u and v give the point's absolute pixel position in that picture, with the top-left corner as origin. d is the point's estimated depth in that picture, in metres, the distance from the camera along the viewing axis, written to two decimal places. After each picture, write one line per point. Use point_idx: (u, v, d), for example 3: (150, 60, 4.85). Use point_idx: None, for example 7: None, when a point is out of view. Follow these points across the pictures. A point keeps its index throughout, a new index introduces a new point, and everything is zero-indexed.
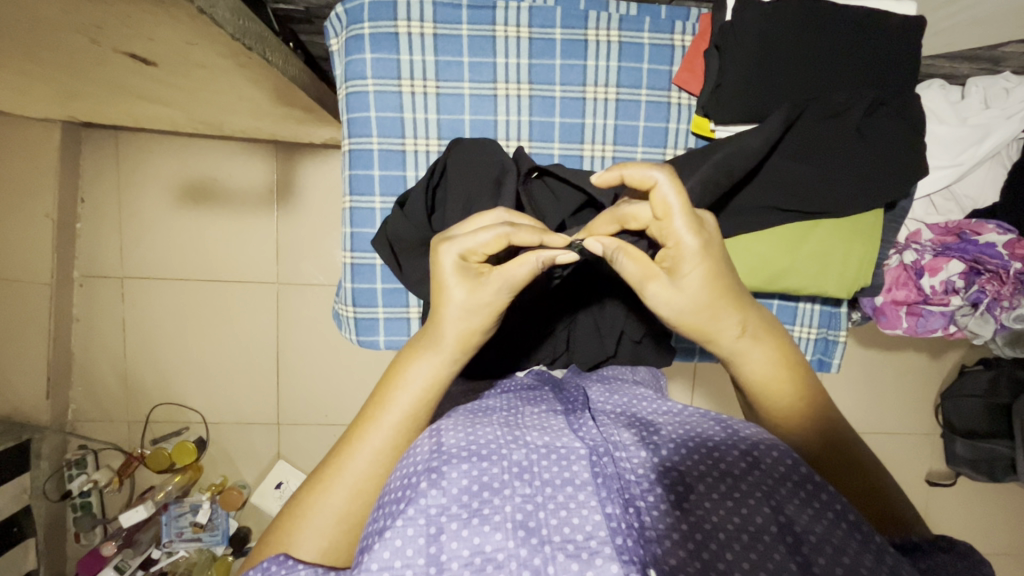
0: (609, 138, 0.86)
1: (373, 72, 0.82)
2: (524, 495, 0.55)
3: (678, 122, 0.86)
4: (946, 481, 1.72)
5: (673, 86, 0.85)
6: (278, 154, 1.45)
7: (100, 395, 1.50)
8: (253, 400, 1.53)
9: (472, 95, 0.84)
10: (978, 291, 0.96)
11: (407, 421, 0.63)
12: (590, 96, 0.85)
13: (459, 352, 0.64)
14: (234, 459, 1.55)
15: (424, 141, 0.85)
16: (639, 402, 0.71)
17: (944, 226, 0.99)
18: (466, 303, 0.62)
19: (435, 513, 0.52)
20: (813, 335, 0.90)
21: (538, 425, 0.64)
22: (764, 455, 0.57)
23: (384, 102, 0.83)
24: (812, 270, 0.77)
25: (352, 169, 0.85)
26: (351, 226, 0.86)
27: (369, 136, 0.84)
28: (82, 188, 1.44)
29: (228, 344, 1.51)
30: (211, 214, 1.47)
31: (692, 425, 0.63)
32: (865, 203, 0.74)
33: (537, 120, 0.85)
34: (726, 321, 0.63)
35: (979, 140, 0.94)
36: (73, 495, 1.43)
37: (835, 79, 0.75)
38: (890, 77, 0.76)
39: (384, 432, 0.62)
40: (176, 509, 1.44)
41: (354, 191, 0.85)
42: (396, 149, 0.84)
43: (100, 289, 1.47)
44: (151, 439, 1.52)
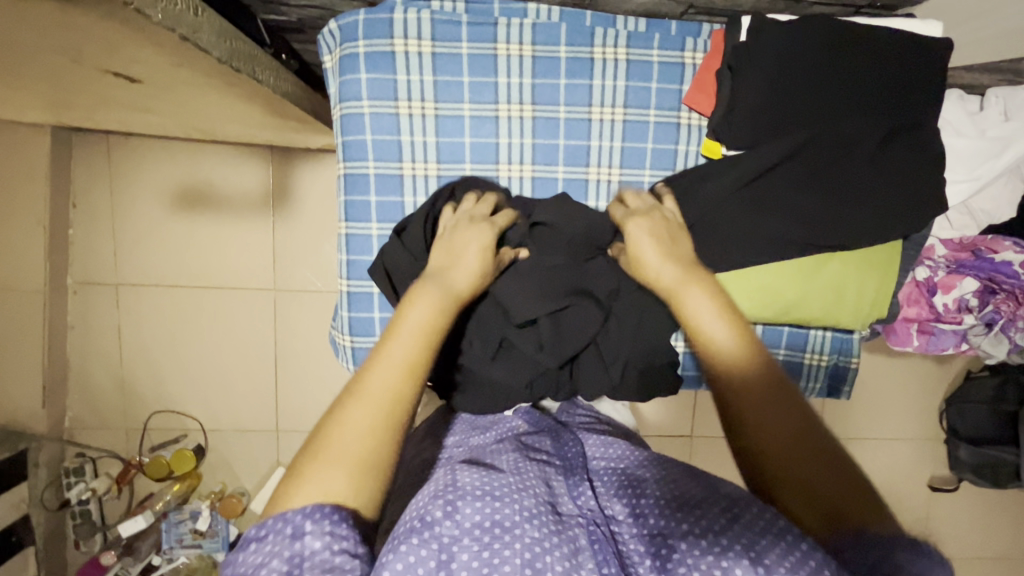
0: (615, 161, 0.83)
1: (369, 93, 0.78)
2: (535, 538, 0.54)
3: (688, 144, 0.82)
4: (949, 486, 1.71)
5: (683, 106, 0.82)
6: (274, 159, 1.41)
7: (98, 402, 1.49)
8: (252, 406, 1.52)
9: (472, 117, 0.81)
10: (992, 311, 0.93)
11: (432, 332, 0.58)
12: (596, 117, 0.82)
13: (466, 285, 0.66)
14: (233, 465, 1.54)
15: (423, 165, 0.81)
16: (638, 455, 0.71)
17: (959, 242, 0.97)
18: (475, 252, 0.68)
19: (447, 542, 0.52)
20: (823, 361, 0.88)
21: (544, 475, 0.64)
22: (743, 510, 0.56)
23: (380, 124, 0.80)
24: (826, 299, 0.76)
25: (348, 194, 0.82)
26: (347, 253, 0.83)
27: (365, 160, 0.81)
28: (74, 193, 1.40)
29: (227, 351, 1.50)
30: (207, 219, 1.43)
31: (675, 486, 0.63)
32: (878, 236, 0.73)
33: (541, 142, 0.82)
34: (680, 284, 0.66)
35: (998, 152, 0.91)
36: (72, 503, 1.42)
37: (852, 105, 0.72)
38: (913, 104, 0.72)
39: (403, 346, 0.56)
40: (176, 515, 1.45)
41: (350, 218, 0.82)
42: (393, 173, 0.81)
43: (95, 296, 1.44)
44: (149, 446, 1.50)
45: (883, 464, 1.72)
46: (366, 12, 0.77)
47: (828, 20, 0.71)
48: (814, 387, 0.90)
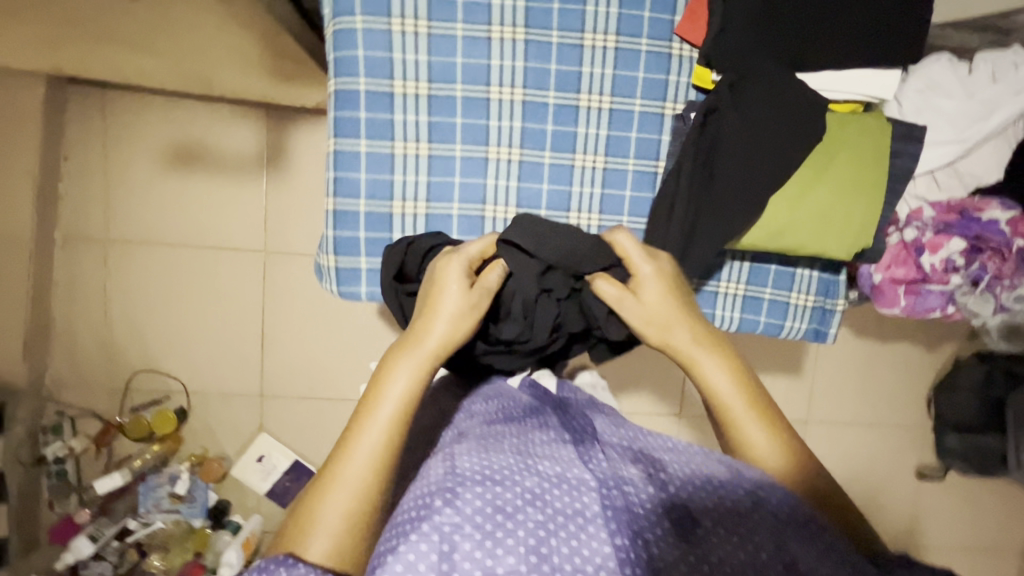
0: (607, 88, 0.85)
1: (362, 8, 0.79)
2: (537, 521, 0.54)
3: (679, 74, 0.86)
4: (936, 475, 1.71)
5: (675, 37, 0.86)
6: (270, 118, 1.41)
7: (80, 361, 1.46)
8: (237, 370, 1.50)
9: (465, 37, 0.82)
10: (978, 269, 0.95)
11: (411, 396, 0.65)
12: (588, 43, 0.84)
13: (440, 350, 0.69)
14: (216, 430, 1.51)
15: (414, 83, 0.82)
16: (644, 438, 0.73)
17: (946, 204, 0.97)
18: (455, 302, 0.72)
19: (449, 530, 0.52)
20: (809, 302, 0.91)
21: (549, 455, 0.65)
22: (766, 497, 0.61)
23: (372, 40, 0.80)
24: (815, 225, 0.79)
25: (338, 110, 0.82)
26: (335, 170, 0.83)
27: (356, 75, 0.81)
28: (65, 146, 1.39)
29: (213, 312, 1.48)
30: (200, 176, 1.43)
31: (698, 466, 0.65)
32: (843, 160, 0.79)
33: (533, 66, 0.84)
34: (678, 330, 0.74)
35: (987, 116, 0.93)
36: (48, 461, 1.39)
37: (828, 35, 0.79)
38: (885, 30, 0.80)
39: (380, 428, 0.62)
40: (154, 479, 1.44)
41: (339, 134, 0.82)
42: (383, 92, 0.82)
43: (82, 251, 1.43)
44: (130, 407, 1.48)
45: (871, 451, 1.71)
46: None
47: None
48: (799, 330, 0.93)
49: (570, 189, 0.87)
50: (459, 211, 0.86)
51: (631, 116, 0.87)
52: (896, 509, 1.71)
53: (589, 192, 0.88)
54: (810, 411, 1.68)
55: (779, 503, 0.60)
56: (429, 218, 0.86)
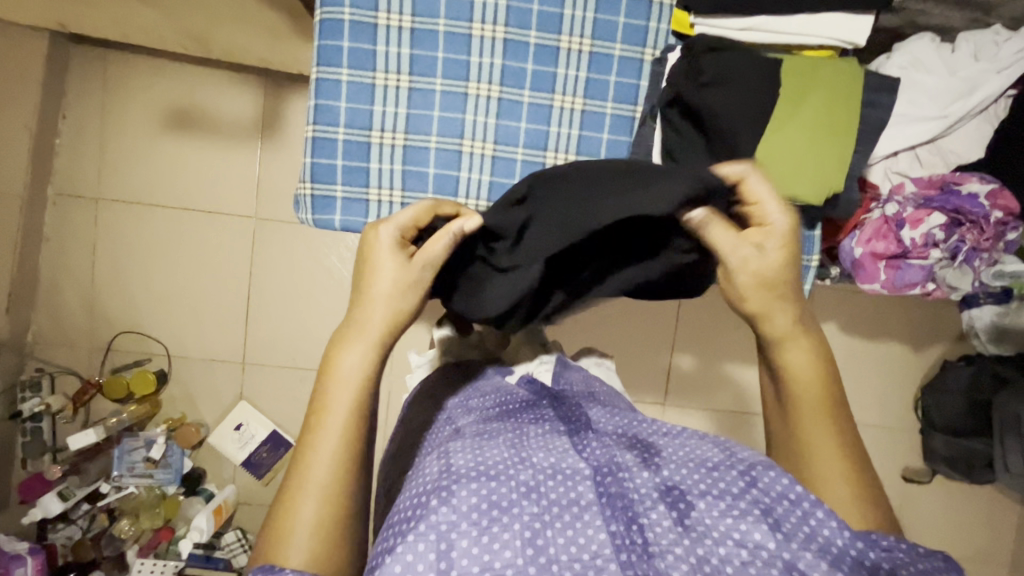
0: (587, 32, 0.90)
1: None
2: (532, 514, 0.56)
3: (660, 22, 0.90)
4: (923, 478, 1.68)
5: None
6: (268, 86, 1.43)
7: (64, 318, 1.46)
8: (220, 335, 1.50)
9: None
10: (957, 241, 0.95)
11: (361, 380, 0.60)
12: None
13: (386, 330, 0.62)
14: (194, 397, 1.50)
15: (398, 16, 0.87)
16: (637, 420, 0.72)
17: (928, 180, 0.97)
18: (394, 279, 0.63)
19: (445, 529, 0.53)
20: None
21: (544, 446, 0.66)
22: (759, 474, 0.60)
23: None
24: (787, 167, 0.80)
25: (321, 39, 0.86)
26: (316, 97, 0.87)
27: (342, 5, 0.86)
28: (65, 104, 1.41)
29: (198, 277, 1.48)
30: (194, 140, 1.44)
31: (691, 448, 0.66)
32: (814, 106, 0.81)
33: (516, 6, 0.88)
34: (780, 310, 0.67)
35: (969, 92, 0.94)
36: (24, 418, 1.38)
37: None
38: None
39: (337, 431, 0.58)
40: (130, 442, 1.42)
41: (322, 62, 0.87)
42: (367, 22, 0.86)
43: (74, 209, 1.44)
44: (111, 367, 1.47)
45: None
46: None
47: None
48: None
49: (548, 129, 0.91)
50: (436, 144, 0.90)
51: (611, 60, 0.91)
52: None
53: (567, 132, 0.92)
54: None
55: (771, 482, 0.59)
56: (407, 149, 0.90)
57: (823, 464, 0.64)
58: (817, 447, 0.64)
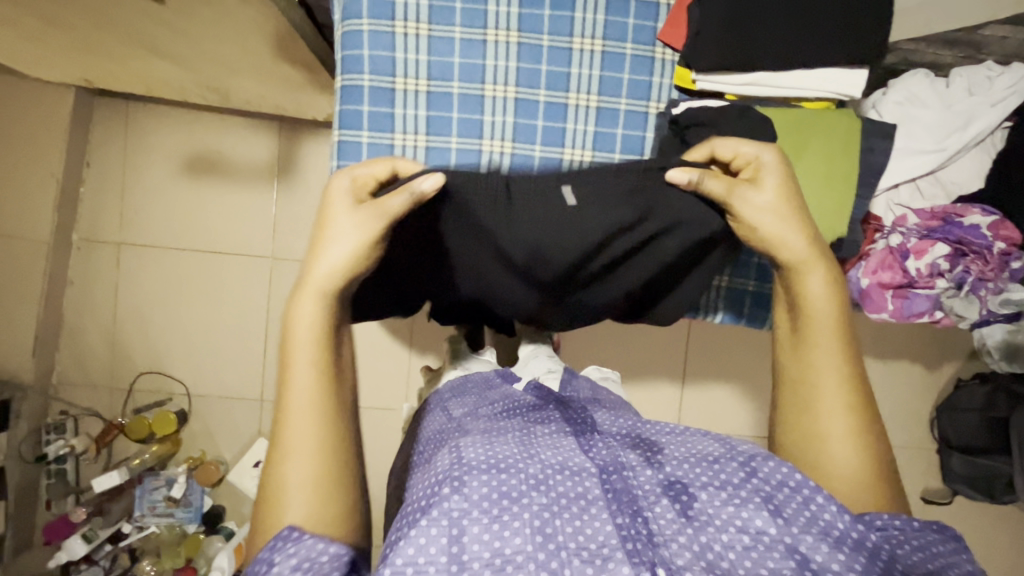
0: (594, 88, 0.92)
1: (369, 12, 0.86)
2: (541, 504, 0.59)
3: (662, 76, 0.93)
4: (943, 500, 1.67)
5: (658, 42, 0.92)
6: (284, 132, 1.48)
7: (87, 360, 1.49)
8: (239, 374, 1.53)
9: (462, 39, 0.89)
10: (962, 272, 0.96)
11: (316, 326, 0.66)
12: (577, 47, 0.91)
13: (331, 287, 0.68)
14: (215, 435, 1.53)
15: (414, 80, 0.88)
16: (644, 425, 0.76)
17: (930, 211, 0.99)
18: (343, 224, 0.68)
19: (457, 516, 0.56)
20: None
21: (551, 445, 0.69)
22: (760, 466, 0.65)
23: (377, 41, 0.87)
24: None
25: (342, 104, 0.88)
26: (337, 160, 0.88)
27: (361, 72, 0.87)
28: (88, 153, 1.46)
29: (217, 317, 1.51)
30: (213, 185, 1.49)
31: (694, 445, 0.70)
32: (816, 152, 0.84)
33: (525, 66, 0.90)
34: (792, 237, 0.72)
35: (965, 125, 0.97)
36: (48, 460, 1.40)
37: (797, 39, 0.83)
38: (857, 28, 0.83)
39: (303, 412, 0.64)
40: (151, 482, 1.44)
41: (342, 126, 0.88)
42: (385, 87, 0.88)
43: (97, 254, 1.48)
44: (132, 408, 1.50)
45: None
46: None
47: None
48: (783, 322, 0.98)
49: None
50: None
51: (617, 114, 0.93)
52: None
53: None
54: None
55: (772, 472, 0.64)
56: None
57: (826, 401, 0.70)
58: (825, 390, 0.70)
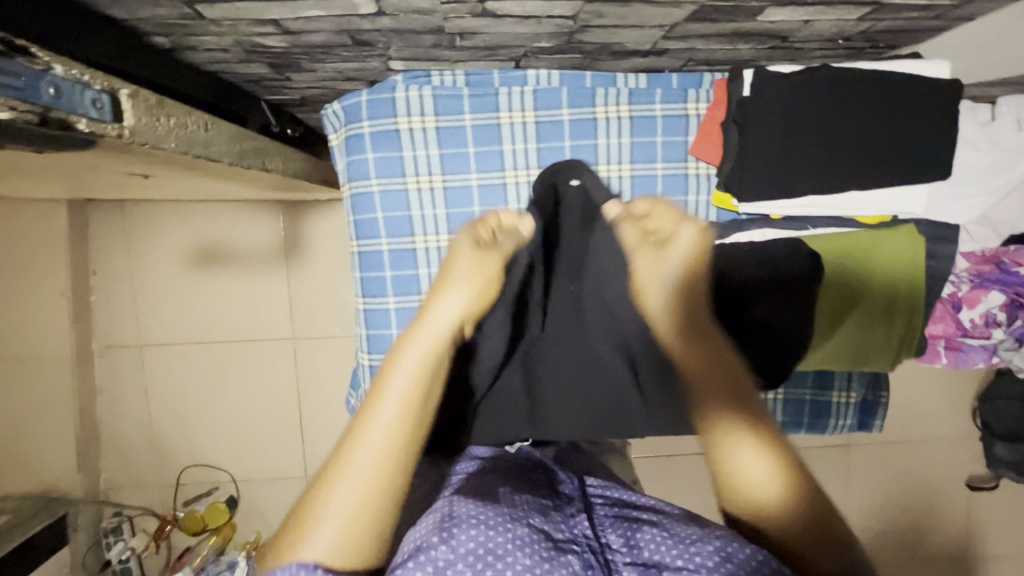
0: None
1: (377, 172, 0.80)
2: (524, 565, 0.57)
3: (699, 193, 0.82)
4: (989, 485, 1.67)
5: (690, 156, 0.82)
6: (285, 213, 1.43)
7: (130, 462, 1.52)
8: (279, 455, 1.53)
9: (481, 186, 0.82)
10: (1022, 325, 0.91)
11: (418, 379, 0.60)
12: (603, 174, 0.82)
13: (447, 335, 0.63)
14: (267, 514, 1.55)
15: (434, 237, 0.82)
16: (628, 497, 0.74)
17: (982, 255, 0.95)
18: (462, 270, 0.65)
19: (443, 566, 0.56)
20: (853, 399, 0.87)
21: (540, 510, 0.67)
22: (736, 550, 0.58)
23: (389, 202, 0.81)
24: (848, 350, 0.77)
25: (363, 272, 0.83)
26: (366, 329, 0.84)
27: (378, 238, 0.82)
28: (92, 261, 1.44)
29: (248, 402, 1.51)
30: (224, 275, 1.46)
31: (673, 526, 0.64)
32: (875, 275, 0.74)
33: None
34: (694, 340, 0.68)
35: (1015, 163, 0.90)
36: (113, 563, 1.44)
37: (862, 164, 0.70)
38: (922, 148, 0.69)
39: (371, 451, 0.57)
40: (214, 568, 1.41)
41: (366, 294, 0.83)
42: (405, 249, 0.82)
43: (120, 359, 1.48)
44: (183, 501, 1.52)
45: (917, 466, 1.68)
46: (368, 92, 0.78)
47: (832, 69, 0.69)
48: (846, 424, 0.88)
49: None
50: None
51: None
52: (950, 522, 1.68)
53: None
54: (852, 434, 1.66)
55: (745, 557, 0.58)
56: None
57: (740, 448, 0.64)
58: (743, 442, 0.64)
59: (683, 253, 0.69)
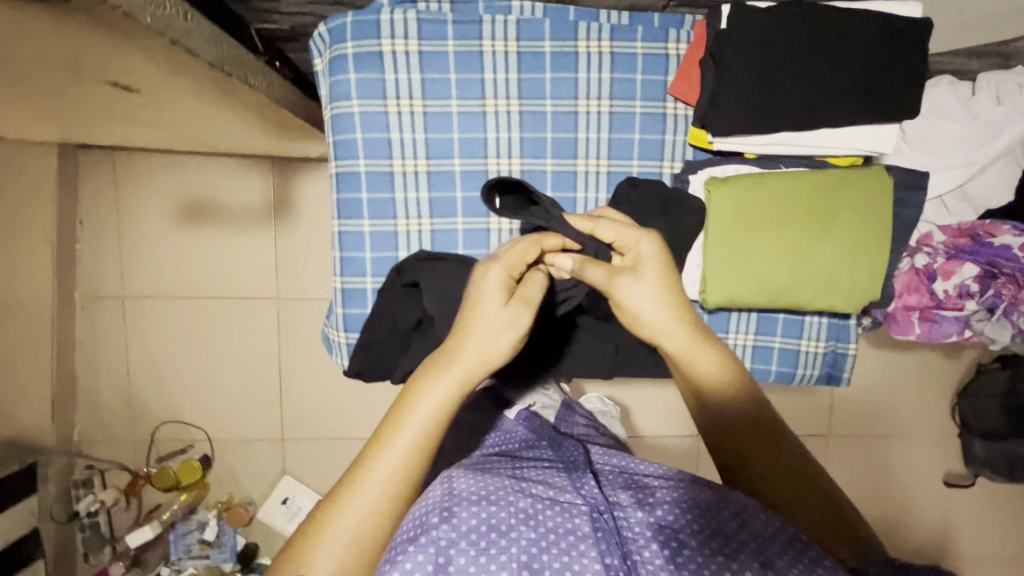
0: (603, 152, 0.85)
1: (358, 93, 0.80)
2: (529, 539, 0.57)
3: (675, 133, 0.84)
4: (965, 483, 1.67)
5: (669, 96, 0.83)
6: (276, 170, 1.44)
7: (106, 416, 1.50)
8: (256, 415, 1.53)
9: (460, 113, 0.83)
10: (994, 296, 0.92)
11: (429, 421, 0.62)
12: (582, 109, 0.83)
13: (471, 370, 0.63)
14: (240, 476, 1.54)
15: (412, 161, 0.83)
16: (638, 464, 0.75)
17: (957, 228, 0.96)
18: (492, 328, 0.64)
19: (445, 544, 0.55)
20: (821, 348, 0.87)
21: (544, 481, 0.67)
22: (753, 516, 0.61)
23: (369, 122, 0.81)
24: (817, 284, 0.78)
25: (340, 193, 0.84)
26: (340, 250, 0.85)
27: (356, 158, 0.82)
28: (80, 211, 1.44)
29: (228, 361, 1.50)
30: (211, 230, 1.46)
31: (684, 489, 0.65)
32: (836, 211, 0.77)
33: (529, 136, 0.84)
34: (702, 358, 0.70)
35: (992, 138, 0.92)
36: (81, 516, 1.42)
37: (831, 102, 0.73)
38: (887, 89, 0.73)
39: (376, 480, 0.60)
40: (183, 526, 1.47)
41: (342, 215, 0.84)
42: (383, 171, 0.83)
43: (101, 310, 1.47)
44: (157, 457, 1.52)
45: (896, 460, 1.68)
46: (353, 14, 0.79)
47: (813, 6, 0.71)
48: (812, 375, 0.89)
49: None
50: None
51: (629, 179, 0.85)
52: (925, 520, 1.68)
53: None
54: (831, 425, 1.66)
55: (762, 523, 0.60)
56: None
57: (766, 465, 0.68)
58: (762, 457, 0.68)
59: (654, 270, 0.68)
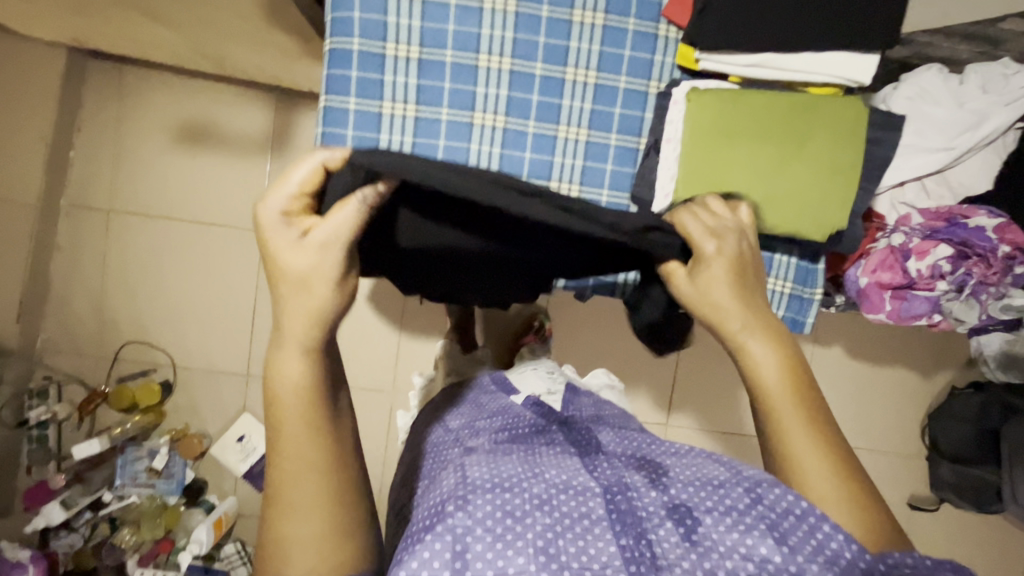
0: (593, 63, 0.88)
1: None
2: (545, 524, 0.54)
3: (664, 55, 0.89)
4: (930, 507, 1.65)
5: (662, 19, 0.88)
6: (279, 101, 1.46)
7: (73, 328, 1.48)
8: (225, 346, 1.51)
9: (458, 7, 0.85)
10: (964, 274, 0.95)
11: (299, 396, 0.53)
12: (577, 19, 0.87)
13: (306, 326, 0.54)
14: (200, 408, 1.51)
15: (405, 47, 0.85)
16: (647, 445, 0.71)
17: (935, 212, 0.97)
18: (302, 269, 0.54)
19: (461, 533, 0.51)
20: (786, 289, 0.92)
21: (556, 464, 0.64)
22: (766, 492, 0.57)
23: (369, 3, 0.83)
24: (789, 203, 0.81)
25: (330, 69, 0.85)
26: (323, 125, 0.85)
27: (350, 36, 0.84)
28: (80, 118, 1.44)
29: (203, 288, 1.49)
30: (207, 155, 1.47)
31: (699, 470, 0.63)
32: (805, 137, 0.81)
33: (522, 37, 0.86)
34: (754, 342, 0.64)
35: (976, 125, 0.93)
36: (30, 425, 1.39)
37: (809, 24, 0.80)
38: (863, 20, 0.79)
39: (305, 471, 0.52)
40: (133, 453, 1.42)
41: (331, 90, 0.85)
42: (375, 51, 0.85)
43: (85, 220, 1.47)
44: (117, 377, 1.49)
45: None
46: None
47: None
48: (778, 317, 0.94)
49: (552, 159, 0.90)
50: None
51: (615, 93, 0.89)
52: None
53: (575, 135, 0.89)
54: None
55: (777, 500, 0.56)
56: None
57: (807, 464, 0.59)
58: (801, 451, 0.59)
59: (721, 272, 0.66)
